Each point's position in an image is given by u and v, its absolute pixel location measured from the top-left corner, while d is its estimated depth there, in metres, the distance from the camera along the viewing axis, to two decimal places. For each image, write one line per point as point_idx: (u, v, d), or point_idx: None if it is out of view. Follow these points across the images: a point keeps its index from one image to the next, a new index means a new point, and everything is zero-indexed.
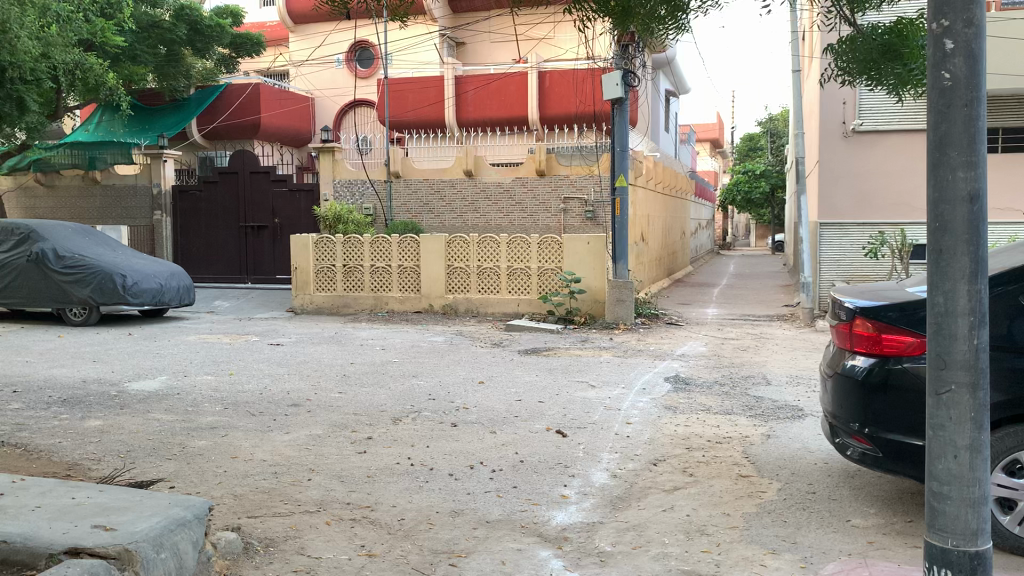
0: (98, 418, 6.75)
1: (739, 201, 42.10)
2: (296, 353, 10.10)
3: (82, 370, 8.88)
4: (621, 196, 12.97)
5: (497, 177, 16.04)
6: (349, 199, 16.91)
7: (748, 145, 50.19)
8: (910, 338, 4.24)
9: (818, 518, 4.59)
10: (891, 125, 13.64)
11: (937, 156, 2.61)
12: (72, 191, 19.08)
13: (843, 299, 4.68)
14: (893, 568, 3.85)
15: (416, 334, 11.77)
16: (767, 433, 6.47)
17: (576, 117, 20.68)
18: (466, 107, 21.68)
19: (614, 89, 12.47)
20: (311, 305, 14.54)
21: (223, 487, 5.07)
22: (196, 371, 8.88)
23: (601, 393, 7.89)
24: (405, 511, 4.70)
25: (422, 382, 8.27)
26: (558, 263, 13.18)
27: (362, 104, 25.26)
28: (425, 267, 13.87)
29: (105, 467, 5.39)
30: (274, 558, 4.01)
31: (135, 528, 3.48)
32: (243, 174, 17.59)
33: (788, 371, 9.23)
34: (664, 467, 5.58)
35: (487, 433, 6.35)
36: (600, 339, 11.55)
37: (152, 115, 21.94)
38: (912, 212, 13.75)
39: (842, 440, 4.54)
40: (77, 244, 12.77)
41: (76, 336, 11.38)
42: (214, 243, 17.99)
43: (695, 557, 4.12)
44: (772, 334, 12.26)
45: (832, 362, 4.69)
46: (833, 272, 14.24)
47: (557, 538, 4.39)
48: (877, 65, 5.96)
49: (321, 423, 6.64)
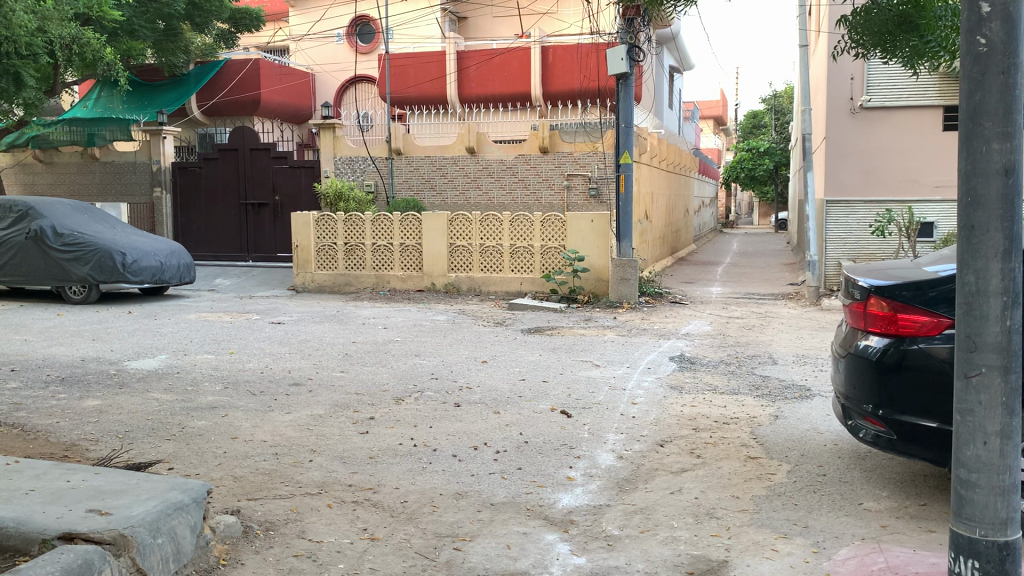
0: (96, 397, 6.66)
1: (742, 178, 41.77)
2: (297, 332, 10.00)
3: (81, 348, 8.78)
4: (626, 173, 12.79)
5: (500, 154, 15.87)
6: (350, 176, 16.75)
7: (752, 121, 49.77)
8: (926, 318, 4.13)
9: (829, 501, 4.50)
10: (900, 101, 13.45)
11: (970, 126, 2.48)
12: (71, 168, 18.91)
13: (856, 278, 4.55)
14: (908, 554, 3.75)
15: (417, 313, 11.66)
16: (775, 413, 6.38)
17: (578, 93, 20.46)
18: (467, 83, 21.41)
19: (618, 63, 12.28)
20: (312, 284, 14.45)
21: (223, 468, 4.98)
22: (197, 349, 8.78)
23: (605, 372, 7.80)
24: (408, 493, 4.62)
25: (425, 361, 8.18)
26: (561, 241, 13.04)
27: (362, 80, 25.06)
28: (427, 245, 13.73)
29: (103, 448, 5.30)
30: (274, 542, 3.93)
31: (131, 513, 3.39)
32: (243, 151, 17.41)
33: (795, 351, 9.12)
34: (671, 448, 5.48)
35: (491, 413, 6.26)
36: (603, 318, 11.44)
37: (151, 91, 21.70)
38: (919, 188, 13.59)
39: (854, 421, 4.44)
40: (75, 221, 12.64)
41: (76, 314, 11.29)
42: (214, 221, 17.84)
43: (705, 541, 4.03)
44: (777, 313, 12.15)
45: (844, 342, 4.59)
46: (839, 250, 14.08)
47: (564, 521, 4.30)
48: (892, 37, 5.84)
49: (323, 403, 6.55)
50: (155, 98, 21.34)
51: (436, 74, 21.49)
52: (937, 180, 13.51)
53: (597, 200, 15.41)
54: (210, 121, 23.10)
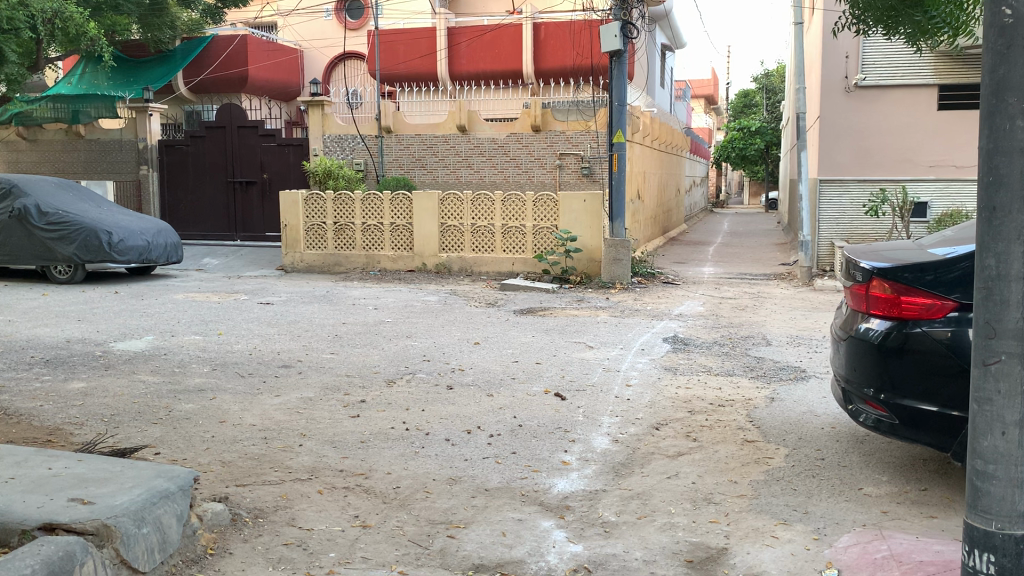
0: (81, 379, 6.53)
1: (733, 157, 41.54)
2: (286, 313, 9.86)
3: (66, 329, 8.63)
4: (618, 152, 12.68)
5: (491, 133, 15.70)
6: (339, 154, 16.48)
7: (743, 101, 49.54)
8: (930, 301, 4.03)
9: (828, 486, 4.43)
10: (895, 79, 13.36)
11: (993, 102, 2.38)
12: (55, 146, 18.59)
13: (859, 260, 4.45)
14: (911, 541, 3.68)
15: (408, 293, 11.53)
16: (771, 395, 6.30)
17: (570, 70, 20.34)
18: (458, 60, 21.10)
19: (612, 41, 12.09)
20: (301, 264, 14.29)
21: (211, 453, 4.87)
22: (184, 330, 8.65)
23: (598, 354, 7.71)
24: (401, 479, 4.53)
25: (416, 343, 8.06)
26: (553, 220, 12.91)
27: (352, 57, 24.80)
28: (418, 225, 13.58)
29: (88, 432, 5.19)
30: (264, 530, 3.83)
31: (114, 502, 3.28)
32: (231, 129, 17.18)
33: (788, 331, 9.05)
34: (667, 431, 5.41)
35: (484, 396, 6.17)
36: (596, 298, 11.35)
37: (136, 68, 21.36)
38: (914, 168, 13.51)
39: (855, 406, 4.36)
40: (60, 199, 12.42)
41: (62, 294, 11.13)
42: (202, 199, 17.63)
43: (703, 528, 3.95)
44: (770, 294, 12.08)
45: (845, 324, 4.50)
46: (832, 230, 14.00)
47: (559, 507, 4.21)
48: (895, 11, 5.72)
49: (313, 385, 6.45)
50: (140, 74, 21.00)
51: (427, 51, 21.24)
52: (932, 159, 13.43)
53: (590, 179, 15.27)
54: (197, 98, 22.83)
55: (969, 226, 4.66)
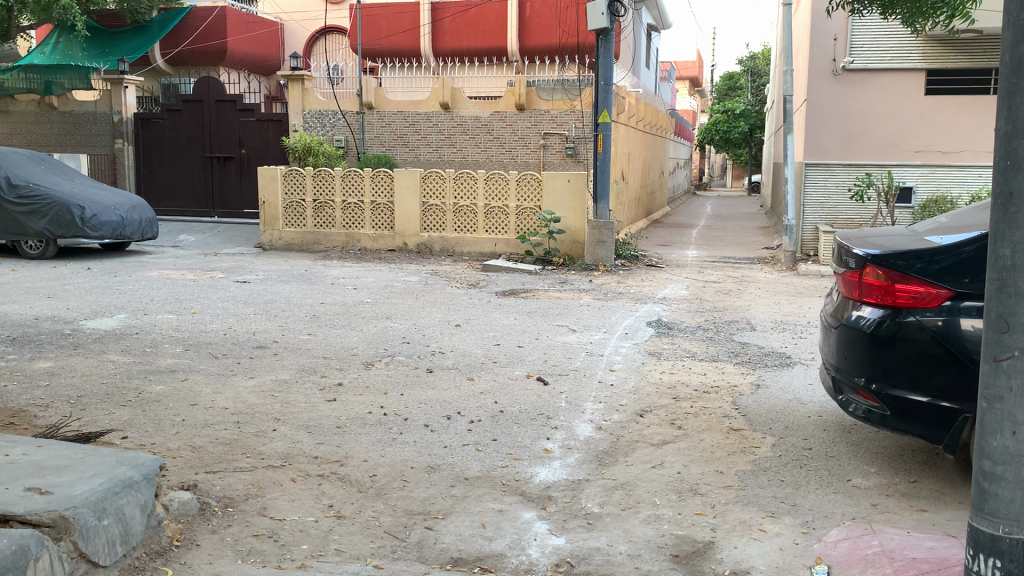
0: (48, 359, 6.33)
1: (717, 140, 41.47)
2: (262, 292, 9.66)
3: (35, 306, 8.40)
4: (604, 132, 12.51)
5: (474, 110, 15.48)
6: (319, 130, 16.28)
7: (727, 83, 49.29)
8: (923, 289, 3.90)
9: (816, 477, 4.33)
10: (883, 63, 13.26)
11: (1012, 81, 2.26)
12: (28, 117, 18.12)
13: (850, 246, 4.33)
14: (903, 538, 3.58)
15: (389, 273, 11.35)
16: (756, 382, 6.20)
17: (556, 48, 19.95)
18: (442, 36, 20.90)
19: (598, 18, 11.86)
20: (280, 241, 14.07)
21: (180, 438, 4.70)
22: (158, 309, 8.43)
23: (582, 338, 7.57)
24: (377, 466, 4.38)
25: (396, 324, 7.90)
26: (537, 201, 12.73)
27: (333, 31, 24.43)
28: (399, 203, 13.38)
29: (53, 415, 5.00)
30: (234, 521, 3.67)
31: (73, 492, 3.11)
32: (208, 103, 16.87)
33: (772, 316, 8.96)
34: (651, 419, 5.28)
35: (465, 380, 6.04)
36: (579, 281, 11.23)
37: (111, 39, 20.84)
38: (899, 153, 13.44)
39: (846, 395, 4.25)
40: (31, 172, 12.10)
41: (33, 269, 10.87)
42: (179, 174, 17.29)
43: (689, 520, 3.83)
44: (754, 278, 11.98)
45: (836, 311, 4.39)
46: (817, 214, 13.91)
47: (541, 497, 4.09)
48: None
49: (289, 367, 6.28)
50: (116, 45, 20.47)
51: (410, 26, 21.10)
52: (917, 144, 13.37)
53: (574, 159, 15.13)
54: (175, 71, 22.39)
55: (965, 212, 4.54)
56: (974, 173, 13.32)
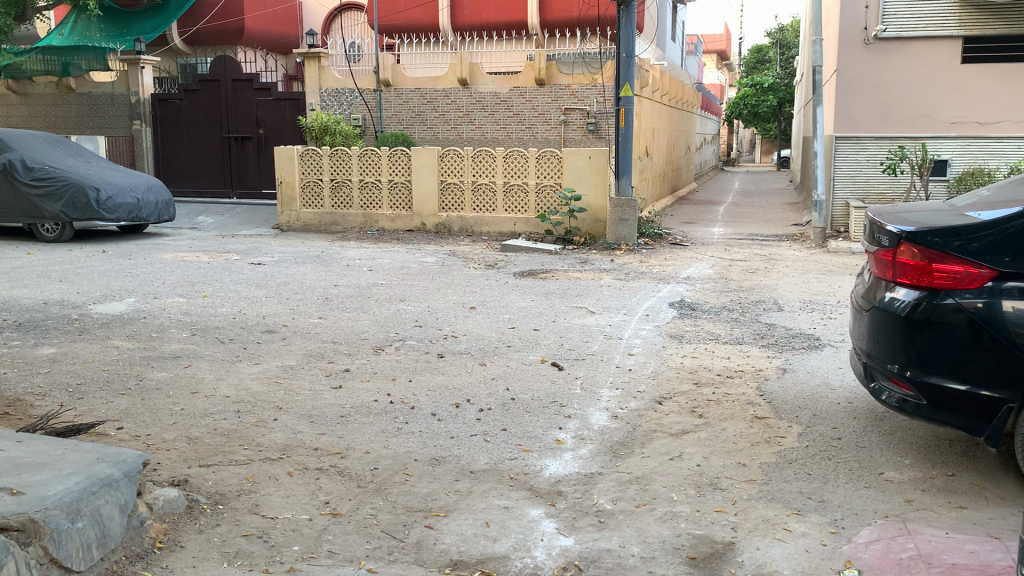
0: (52, 345, 6.17)
1: (745, 114, 40.66)
2: (275, 274, 9.46)
3: (46, 290, 8.29)
4: (626, 107, 12.16)
5: (493, 87, 15.15)
6: (337, 109, 16.10)
7: (756, 56, 48.25)
8: (963, 269, 3.59)
9: (846, 471, 4.04)
10: (918, 31, 12.73)
11: None
12: (46, 99, 18.01)
13: (883, 222, 4.00)
14: (941, 540, 3.29)
15: (406, 254, 11.13)
16: (782, 366, 5.90)
17: (578, 22, 19.48)
18: (462, 11, 20.58)
19: None
20: (297, 223, 13.89)
21: (177, 428, 4.51)
22: (169, 292, 8.27)
23: (601, 320, 7.31)
24: (379, 459, 4.16)
25: (410, 307, 7.69)
26: (557, 178, 12.43)
27: (351, 9, 24.02)
28: (417, 182, 13.15)
29: (49, 404, 4.84)
30: (223, 520, 3.48)
31: (46, 492, 2.90)
32: (225, 82, 16.72)
33: (801, 296, 8.63)
34: (671, 406, 5.02)
35: (476, 365, 5.81)
36: (600, 260, 10.92)
37: (129, 19, 20.61)
38: (933, 125, 12.95)
39: (877, 383, 3.94)
40: (48, 154, 12.03)
41: (48, 252, 10.77)
42: (197, 155, 17.18)
43: (708, 518, 3.57)
44: (782, 255, 11.60)
45: (867, 293, 4.07)
46: (847, 189, 13.48)
47: (551, 492, 3.85)
48: None
49: (295, 353, 6.08)
50: (133, 26, 20.23)
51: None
52: (952, 115, 12.88)
53: (595, 135, 14.80)
54: (192, 51, 22.40)
55: (1008, 185, 4.20)
56: (1013, 144, 12.83)
